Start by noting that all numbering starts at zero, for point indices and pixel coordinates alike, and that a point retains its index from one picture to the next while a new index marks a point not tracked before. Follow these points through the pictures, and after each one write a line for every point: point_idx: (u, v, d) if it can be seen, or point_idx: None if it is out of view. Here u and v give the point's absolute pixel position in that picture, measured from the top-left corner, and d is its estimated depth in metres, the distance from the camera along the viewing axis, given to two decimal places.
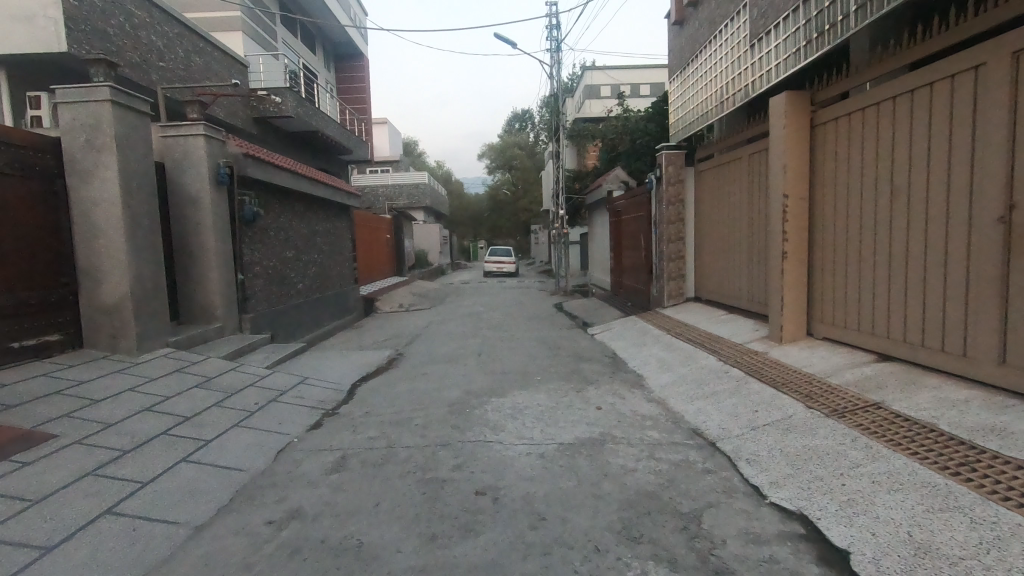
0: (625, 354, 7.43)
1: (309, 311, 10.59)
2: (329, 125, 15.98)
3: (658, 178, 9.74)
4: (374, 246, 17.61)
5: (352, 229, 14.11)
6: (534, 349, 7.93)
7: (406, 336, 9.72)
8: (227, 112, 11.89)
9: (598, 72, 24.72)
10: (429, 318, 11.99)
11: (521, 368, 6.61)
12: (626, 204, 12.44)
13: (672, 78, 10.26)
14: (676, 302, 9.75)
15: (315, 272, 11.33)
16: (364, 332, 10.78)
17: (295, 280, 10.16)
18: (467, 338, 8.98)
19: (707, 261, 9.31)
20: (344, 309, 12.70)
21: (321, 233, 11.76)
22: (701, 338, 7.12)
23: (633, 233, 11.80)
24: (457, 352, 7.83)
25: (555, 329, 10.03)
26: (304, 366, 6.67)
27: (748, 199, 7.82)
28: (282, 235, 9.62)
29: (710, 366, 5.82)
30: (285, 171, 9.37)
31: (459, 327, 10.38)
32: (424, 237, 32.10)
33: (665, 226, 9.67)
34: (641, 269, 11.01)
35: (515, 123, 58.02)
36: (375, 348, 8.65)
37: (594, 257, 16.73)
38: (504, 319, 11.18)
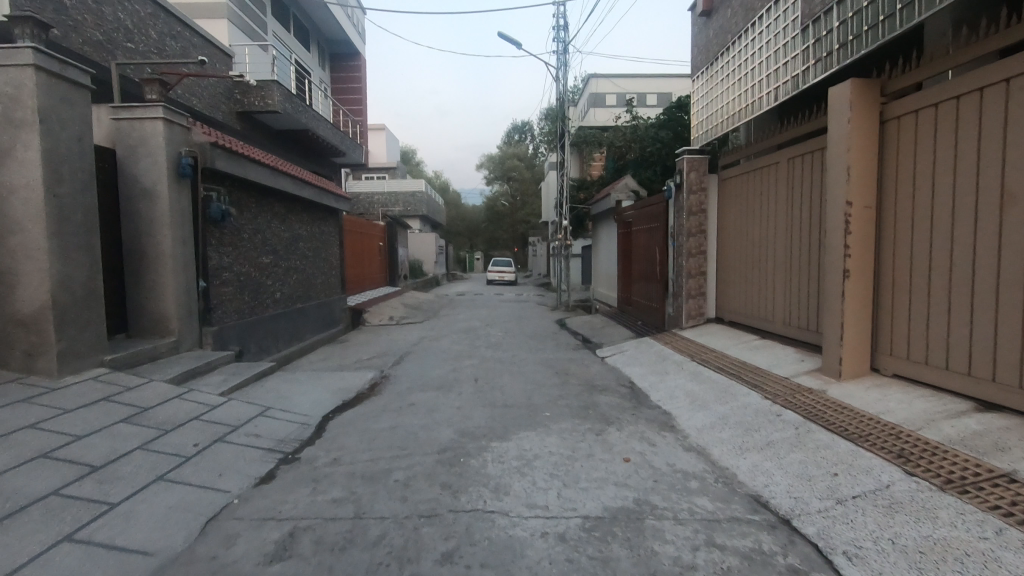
0: (645, 385, 6.41)
1: (287, 324, 9.55)
2: (319, 124, 14.99)
3: (678, 185, 8.80)
4: (364, 254, 16.60)
5: (339, 235, 13.09)
6: (540, 375, 6.93)
7: (394, 354, 8.68)
8: (207, 104, 10.92)
9: (603, 80, 24.09)
10: (421, 334, 10.97)
11: (525, 400, 5.59)
12: (637, 215, 11.49)
13: (696, 75, 9.39)
14: (696, 323, 8.78)
15: (297, 281, 10.29)
16: (348, 348, 9.71)
17: (272, 289, 9.12)
18: (463, 359, 7.95)
19: (733, 278, 8.35)
20: (328, 322, 11.65)
21: (305, 238, 10.75)
22: (735, 368, 6.12)
23: (644, 246, 10.84)
24: (452, 376, 6.81)
25: (561, 350, 9.02)
26: (269, 392, 5.63)
27: (787, 209, 6.86)
28: (257, 238, 8.60)
29: (757, 407, 4.80)
30: (262, 167, 8.38)
31: (453, 345, 9.35)
32: (419, 245, 31.16)
33: (686, 238, 8.72)
34: (654, 285, 10.05)
35: (515, 134, 57.57)
36: (358, 368, 7.60)
37: (599, 271, 15.75)
38: (504, 337, 10.18)
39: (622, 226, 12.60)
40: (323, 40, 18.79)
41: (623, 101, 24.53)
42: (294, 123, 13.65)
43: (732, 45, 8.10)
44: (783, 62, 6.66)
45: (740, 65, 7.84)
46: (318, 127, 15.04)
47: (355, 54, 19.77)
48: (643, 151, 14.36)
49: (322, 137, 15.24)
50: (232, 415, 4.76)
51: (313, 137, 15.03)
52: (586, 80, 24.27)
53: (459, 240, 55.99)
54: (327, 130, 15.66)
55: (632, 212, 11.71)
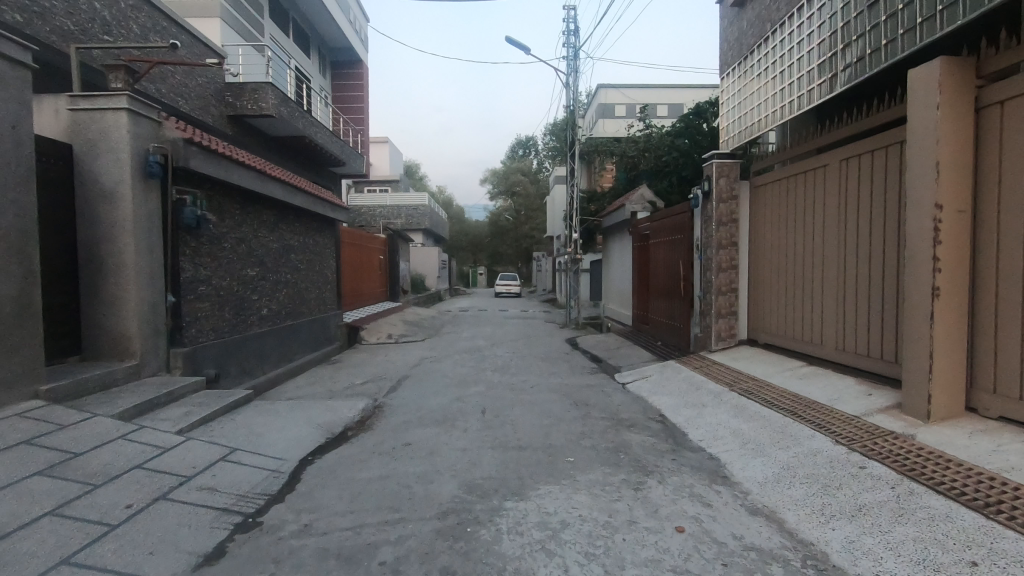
0: (679, 419, 5.52)
1: (274, 343, 8.70)
2: (318, 131, 14.29)
3: (706, 193, 7.98)
4: (363, 267, 15.79)
5: (336, 247, 12.30)
6: (556, 405, 6.04)
7: (390, 378, 7.79)
8: (195, 107, 10.22)
9: (612, 90, 23.52)
10: (422, 354, 10.12)
11: (542, 441, 4.71)
12: (654, 227, 10.67)
13: (728, 71, 8.64)
14: (726, 345, 7.91)
15: (287, 296, 9.47)
16: (340, 370, 8.85)
17: (258, 305, 8.29)
18: (467, 385, 7.08)
19: (769, 296, 7.50)
20: (322, 341, 10.81)
21: (297, 249, 9.93)
22: (787, 401, 5.23)
23: (664, 260, 10.00)
24: (454, 406, 5.95)
25: (575, 374, 8.14)
26: (239, 428, 4.76)
27: (839, 218, 6.01)
28: (241, 249, 7.80)
29: (830, 455, 3.90)
30: (248, 170, 7.60)
31: (456, 368, 8.48)
32: (422, 259, 30.43)
33: (715, 251, 7.87)
34: (677, 302, 9.21)
35: (519, 149, 57.16)
36: (349, 396, 6.72)
37: (610, 287, 14.90)
38: (512, 359, 9.32)
39: (637, 239, 11.79)
40: (324, 47, 18.20)
41: (633, 112, 23.93)
42: (290, 129, 12.95)
43: (773, 37, 7.36)
44: (837, 50, 5.91)
45: (782, 58, 7.10)
46: (316, 133, 14.33)
47: (357, 61, 19.18)
48: (658, 160, 13.58)
49: (321, 145, 14.54)
50: (186, 461, 3.89)
51: (311, 144, 14.32)
52: (595, 91, 23.68)
53: (463, 255, 55.27)
54: (326, 138, 14.97)
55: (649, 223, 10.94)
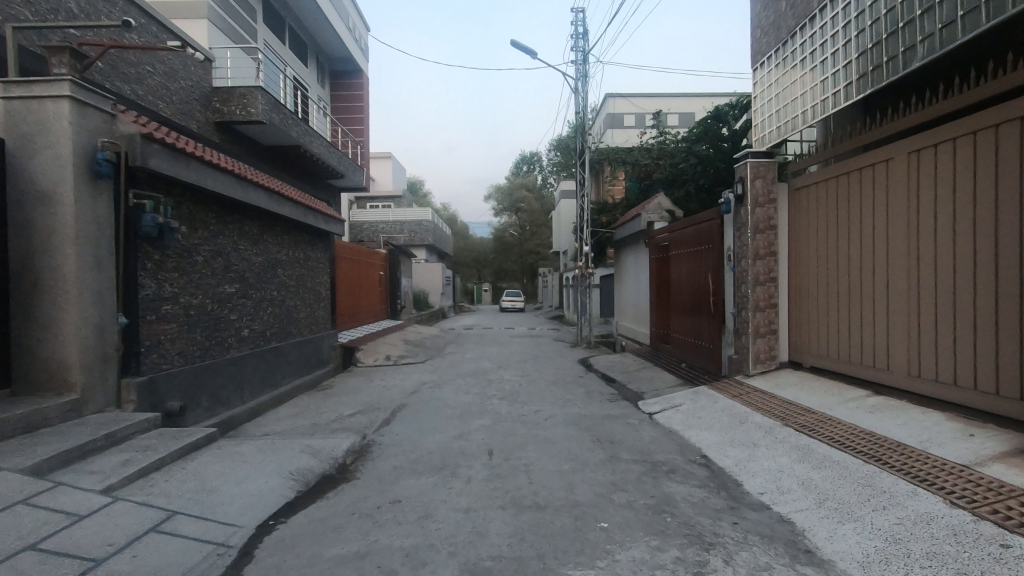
0: (727, 464, 4.56)
1: (254, 369, 7.80)
2: (313, 141, 13.56)
3: (740, 196, 7.09)
4: (361, 284, 14.92)
5: (330, 261, 11.45)
6: (576, 443, 5.10)
7: (384, 408, 6.86)
8: (177, 111, 9.48)
9: (621, 99, 22.94)
10: (423, 378, 9.20)
11: (564, 498, 3.75)
12: (675, 237, 9.79)
13: (774, 56, 8.13)
14: (766, 369, 6.96)
15: (273, 315, 8.59)
16: (329, 398, 7.92)
17: (236, 326, 7.42)
18: (472, 417, 6.14)
19: (814, 313, 6.58)
20: (312, 364, 9.90)
21: (284, 264, 9.07)
22: (863, 442, 4.26)
23: (687, 272, 9.09)
24: (454, 446, 5.00)
25: (593, 402, 7.20)
26: (188, 481, 3.83)
27: (908, 222, 5.11)
28: (217, 262, 6.95)
29: (952, 526, 2.94)
30: (225, 174, 6.79)
31: (459, 394, 7.55)
32: (425, 276, 29.61)
33: (751, 262, 6.96)
34: (704, 320, 8.29)
35: (523, 165, 56.73)
36: (334, 431, 5.80)
37: (624, 303, 13.95)
38: (521, 384, 8.37)
39: (655, 250, 10.92)
40: (323, 57, 17.59)
41: (643, 122, 23.29)
42: (283, 137, 12.22)
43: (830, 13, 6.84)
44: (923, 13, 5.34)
45: (844, 34, 6.56)
46: (312, 143, 13.60)
47: (356, 71, 18.55)
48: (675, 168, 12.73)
49: (316, 155, 13.80)
50: (102, 533, 2.97)
51: (306, 155, 13.58)
52: (603, 100, 23.09)
53: (467, 271, 54.44)
54: (322, 148, 14.24)
55: (668, 233, 10.09)
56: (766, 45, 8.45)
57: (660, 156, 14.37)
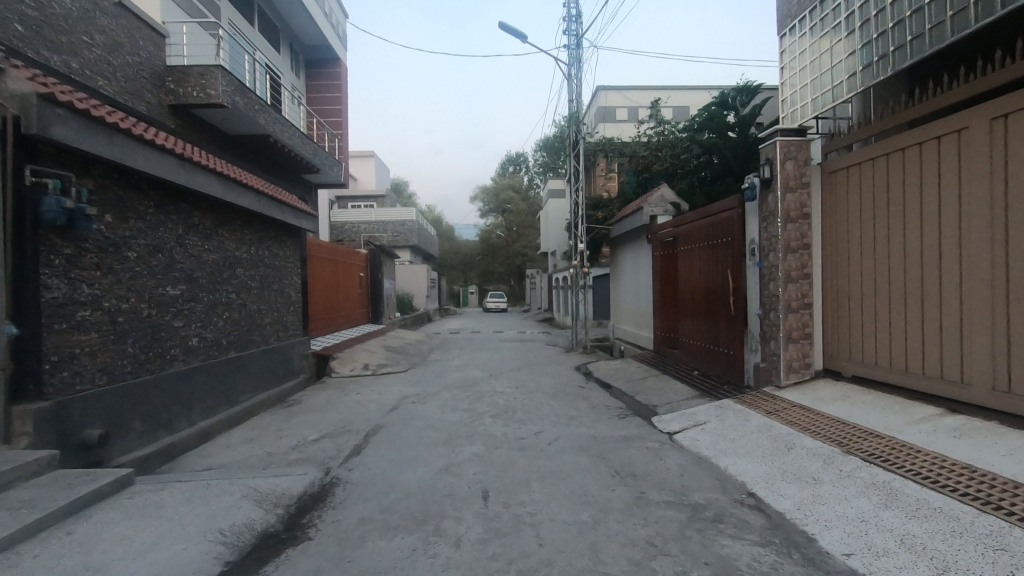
0: (786, 507, 3.59)
1: (204, 384, 6.69)
2: (284, 131, 12.45)
3: (767, 180, 6.19)
4: (339, 286, 13.82)
5: (301, 260, 10.34)
6: (591, 480, 4.11)
7: (355, 430, 5.80)
8: (123, 90, 8.35)
9: (612, 93, 22.28)
10: (404, 390, 8.13)
11: (589, 571, 2.75)
12: (682, 232, 8.88)
13: (814, 18, 7.24)
14: (799, 379, 6.04)
15: (230, 320, 7.50)
16: (294, 416, 6.81)
17: (182, 335, 6.31)
18: (460, 442, 5.12)
19: (854, 314, 5.68)
20: (279, 375, 8.81)
21: (244, 262, 7.97)
22: (963, 481, 3.33)
23: (698, 270, 8.17)
24: (440, 486, 3.99)
25: (601, 420, 6.21)
26: (69, 555, 2.76)
27: (991, 205, 4.21)
28: (156, 260, 5.87)
29: None
30: (165, 154, 5.71)
31: (445, 411, 6.53)
32: (410, 278, 28.49)
33: (782, 256, 6.05)
34: (722, 324, 7.38)
35: (510, 165, 55.89)
36: (292, 463, 4.74)
37: (622, 305, 13.06)
38: (515, 398, 7.35)
39: (660, 247, 10.00)
40: (298, 44, 16.49)
41: (635, 115, 22.62)
42: (249, 124, 11.10)
43: None
44: None
45: None
46: (283, 132, 12.50)
47: (334, 59, 17.46)
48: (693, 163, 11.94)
49: (288, 146, 12.70)
50: None
51: (276, 146, 12.46)
52: (594, 93, 22.40)
53: (452, 274, 53.15)
54: (294, 139, 13.14)
55: (675, 227, 9.18)
56: (796, 7, 7.67)
57: (659, 147, 13.46)
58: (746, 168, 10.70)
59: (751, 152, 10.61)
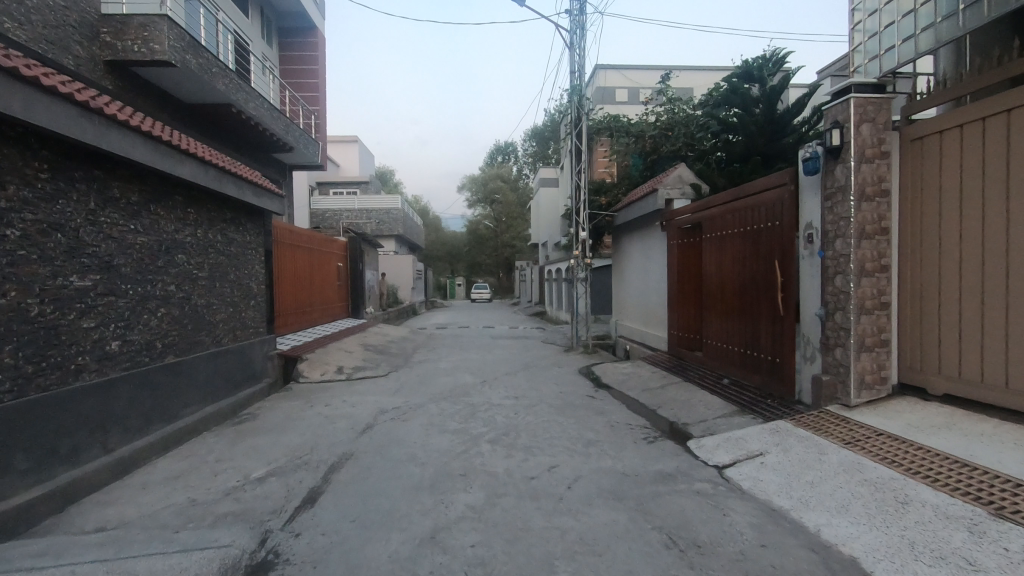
0: None
1: (128, 399, 5.33)
2: (250, 101, 10.99)
3: (834, 148, 4.98)
4: (313, 277, 12.43)
5: (266, 246, 8.95)
6: (637, 557, 2.88)
7: (315, 462, 4.51)
8: (41, 37, 6.87)
9: (611, 73, 21.56)
10: (383, 401, 6.84)
11: None
12: (707, 217, 7.68)
13: None
14: (873, 397, 4.86)
15: (167, 319, 6.12)
16: (243, 437, 5.50)
17: (94, 338, 4.94)
18: (450, 486, 3.86)
19: (950, 316, 4.47)
20: (233, 383, 7.45)
21: (188, 248, 6.59)
22: None
23: (728, 260, 6.97)
24: (424, 569, 2.74)
25: (626, 446, 4.99)
26: None
27: None
28: (52, 242, 4.51)
29: None
30: (63, 102, 4.36)
31: (430, 434, 5.25)
32: (394, 269, 27.14)
33: (855, 243, 4.84)
34: (763, 325, 6.19)
35: (499, 155, 54.71)
36: (219, 522, 3.44)
37: (627, 300, 11.86)
38: (516, 413, 6.12)
39: (679, 234, 8.76)
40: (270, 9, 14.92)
41: (636, 97, 21.85)
42: (206, 90, 9.64)
43: None
44: None
45: None
46: (249, 102, 11.03)
47: (311, 28, 15.92)
48: (714, 142, 10.84)
49: (254, 119, 11.24)
50: None
51: (240, 118, 11.00)
52: (593, 73, 21.64)
53: (439, 266, 51.66)
54: (262, 111, 11.67)
55: (699, 211, 7.94)
56: None
57: (668, 126, 12.29)
58: (774, 142, 9.65)
59: (780, 122, 9.49)
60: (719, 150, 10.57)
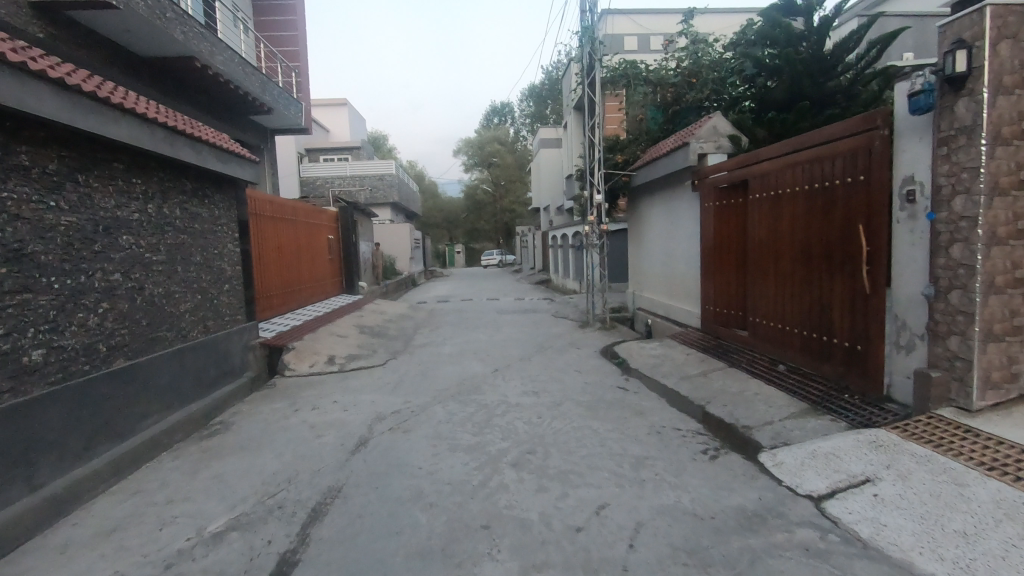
0: None
1: (63, 420, 4.29)
2: (217, 54, 9.60)
3: (958, 78, 3.77)
4: (300, 252, 11.28)
5: (241, 221, 7.78)
6: None
7: (292, 506, 3.49)
8: None
9: (621, 19, 20.18)
10: (381, 403, 5.81)
11: None
12: (755, 175, 6.47)
13: None
14: (999, 399, 3.83)
15: (113, 315, 5.02)
16: (209, 461, 4.48)
17: (3, 349, 3.87)
18: (469, 551, 2.85)
19: None
20: (205, 383, 6.42)
21: (135, 227, 5.42)
22: None
23: (786, 226, 5.82)
24: None
25: (684, 466, 3.97)
26: None
27: None
28: None
29: None
30: None
31: (438, 454, 4.22)
32: (391, 239, 25.91)
33: (985, 202, 3.71)
34: (836, 306, 5.10)
35: (496, 116, 52.75)
36: None
37: (647, 270, 10.76)
38: (540, 417, 5.09)
39: (717, 194, 7.57)
40: None
41: (646, 45, 20.47)
42: (162, 40, 8.27)
43: None
44: None
45: None
46: (217, 56, 9.64)
47: None
48: (749, 88, 9.57)
49: (223, 76, 9.87)
50: None
51: (206, 75, 9.62)
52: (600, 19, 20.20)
53: (438, 233, 50.24)
54: (234, 67, 10.28)
55: (745, 166, 6.72)
56: None
57: (691, 73, 10.96)
58: (826, 82, 8.44)
59: (833, 58, 8.28)
60: (754, 97, 9.34)
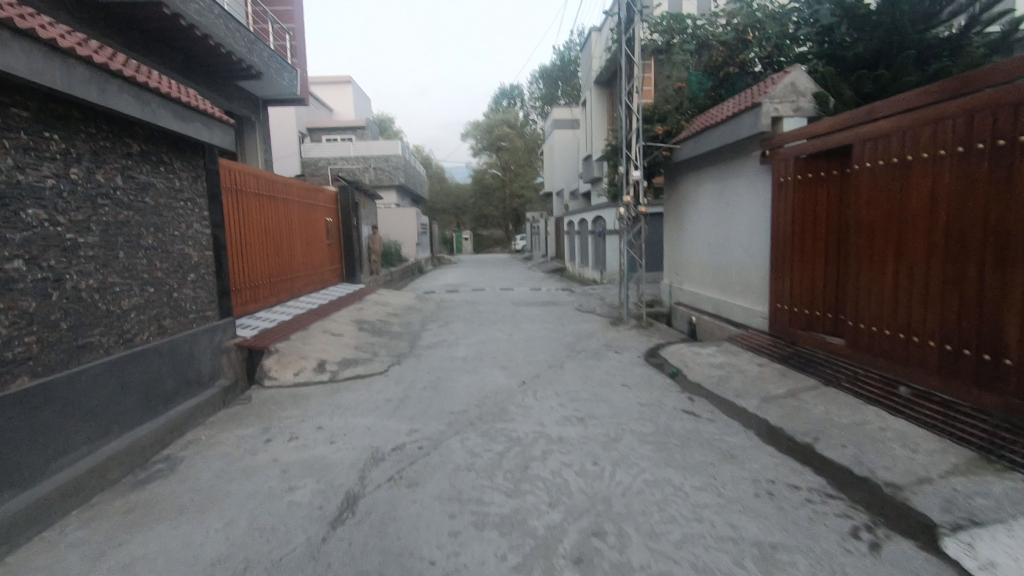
0: None
1: None
2: (191, 1, 8.13)
3: None
4: (292, 236, 9.89)
5: (212, 196, 6.37)
6: None
7: None
8: None
9: None
10: (380, 433, 4.42)
11: None
12: (862, 138, 5.01)
13: None
14: None
15: (8, 318, 3.65)
16: (130, 532, 3.12)
17: None
18: None
19: None
20: (160, 399, 5.07)
21: (49, 198, 4.05)
22: None
23: (918, 203, 4.37)
24: None
25: (840, 567, 2.56)
26: None
27: None
28: None
29: None
30: None
31: (458, 534, 2.83)
32: (395, 224, 24.45)
33: None
34: (1007, 314, 3.68)
35: (505, 98, 50.90)
36: None
37: (689, 259, 9.34)
38: (597, 464, 3.69)
39: (798, 167, 6.11)
40: None
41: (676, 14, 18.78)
42: None
43: None
44: None
45: None
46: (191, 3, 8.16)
47: None
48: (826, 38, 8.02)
49: (200, 28, 8.40)
50: None
51: (178, 26, 8.16)
52: None
53: (445, 219, 48.61)
54: (213, 20, 8.81)
55: (848, 127, 5.21)
56: None
57: (747, 28, 9.34)
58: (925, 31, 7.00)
59: (937, 2, 6.83)
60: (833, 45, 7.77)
